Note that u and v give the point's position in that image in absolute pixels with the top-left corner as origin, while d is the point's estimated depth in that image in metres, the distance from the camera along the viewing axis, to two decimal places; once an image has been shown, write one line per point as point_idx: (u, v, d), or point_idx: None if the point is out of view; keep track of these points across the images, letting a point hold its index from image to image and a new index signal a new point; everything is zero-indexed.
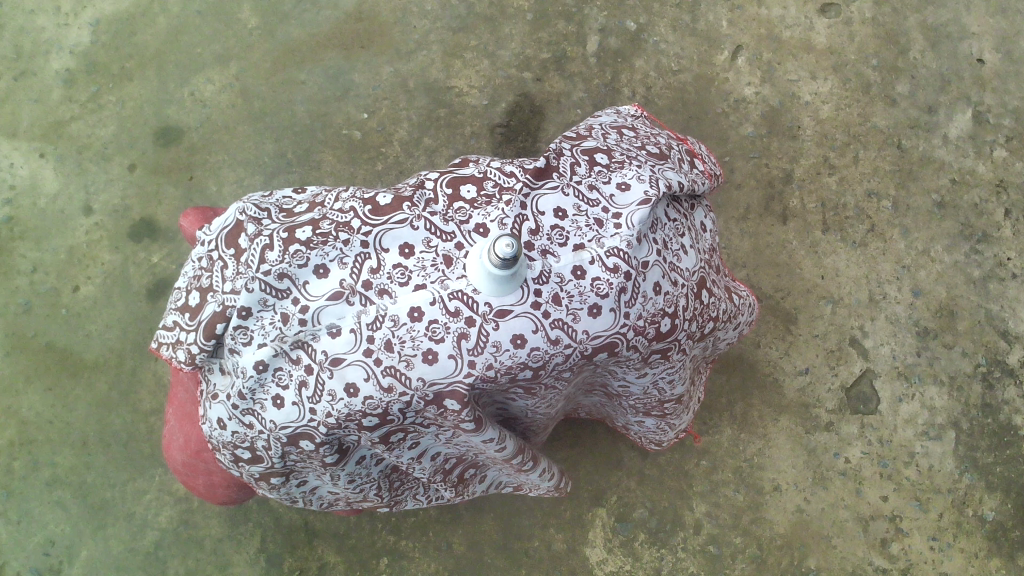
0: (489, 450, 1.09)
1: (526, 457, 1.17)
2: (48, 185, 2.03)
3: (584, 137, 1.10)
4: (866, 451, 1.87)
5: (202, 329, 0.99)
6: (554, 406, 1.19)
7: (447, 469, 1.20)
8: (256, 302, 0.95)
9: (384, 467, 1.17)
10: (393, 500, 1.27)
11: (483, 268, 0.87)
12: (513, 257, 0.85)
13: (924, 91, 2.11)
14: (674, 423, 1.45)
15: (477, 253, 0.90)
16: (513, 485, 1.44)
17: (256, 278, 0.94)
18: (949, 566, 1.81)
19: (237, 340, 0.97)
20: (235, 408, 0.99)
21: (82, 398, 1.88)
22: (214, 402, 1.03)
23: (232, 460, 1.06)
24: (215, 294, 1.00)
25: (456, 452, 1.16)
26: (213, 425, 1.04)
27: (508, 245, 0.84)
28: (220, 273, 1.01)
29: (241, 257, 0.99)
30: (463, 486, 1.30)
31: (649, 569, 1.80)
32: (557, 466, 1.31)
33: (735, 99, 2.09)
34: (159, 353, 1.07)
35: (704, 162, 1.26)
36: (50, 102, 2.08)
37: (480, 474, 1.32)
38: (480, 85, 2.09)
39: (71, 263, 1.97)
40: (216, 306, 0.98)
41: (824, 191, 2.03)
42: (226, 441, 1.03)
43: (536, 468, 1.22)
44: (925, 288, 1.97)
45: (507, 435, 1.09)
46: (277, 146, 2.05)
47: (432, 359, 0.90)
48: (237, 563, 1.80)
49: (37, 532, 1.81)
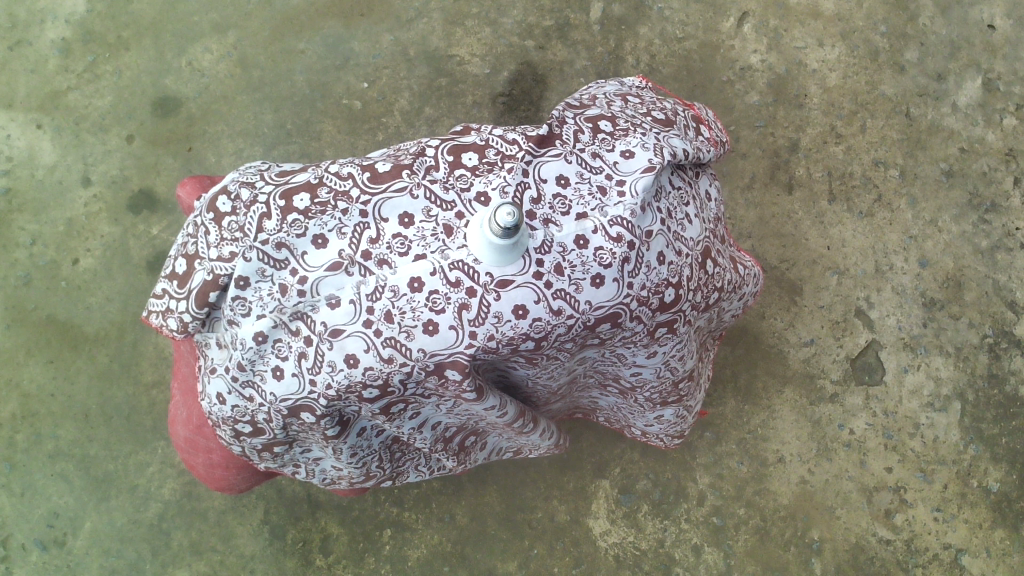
0: (492, 417, 1.08)
1: (527, 420, 1.17)
2: (45, 156, 2.01)
3: (586, 106, 1.07)
4: (870, 423, 1.86)
5: (193, 297, 0.99)
6: (559, 377, 1.17)
7: (448, 437, 1.19)
8: (254, 272, 0.93)
9: (385, 438, 1.16)
10: (394, 471, 1.26)
11: (484, 237, 0.86)
12: (515, 227, 0.83)
13: (934, 58, 2.07)
14: (691, 407, 1.43)
15: (476, 220, 0.88)
16: (513, 450, 1.44)
17: (254, 248, 0.93)
18: (953, 537, 1.81)
19: (235, 312, 0.96)
20: (233, 379, 0.97)
21: (83, 370, 1.88)
22: (212, 376, 1.01)
23: (233, 435, 1.05)
24: (203, 261, 0.99)
25: (458, 422, 1.16)
26: (211, 400, 1.02)
27: (510, 214, 0.82)
28: (205, 239, 1.00)
29: (221, 221, 0.98)
30: (466, 454, 1.30)
31: (652, 540, 1.80)
32: (556, 426, 1.31)
33: (741, 67, 2.06)
34: (149, 322, 1.06)
35: (709, 128, 1.21)
36: (46, 72, 2.06)
37: (480, 441, 1.32)
38: (482, 53, 2.06)
39: (70, 235, 1.96)
40: (205, 274, 0.97)
41: (830, 160, 2.01)
42: (226, 416, 1.02)
43: (536, 429, 1.22)
44: (932, 258, 1.94)
45: (508, 401, 1.08)
46: (277, 116, 2.03)
47: (432, 330, 0.89)
48: (240, 535, 1.80)
49: (41, 504, 1.81)
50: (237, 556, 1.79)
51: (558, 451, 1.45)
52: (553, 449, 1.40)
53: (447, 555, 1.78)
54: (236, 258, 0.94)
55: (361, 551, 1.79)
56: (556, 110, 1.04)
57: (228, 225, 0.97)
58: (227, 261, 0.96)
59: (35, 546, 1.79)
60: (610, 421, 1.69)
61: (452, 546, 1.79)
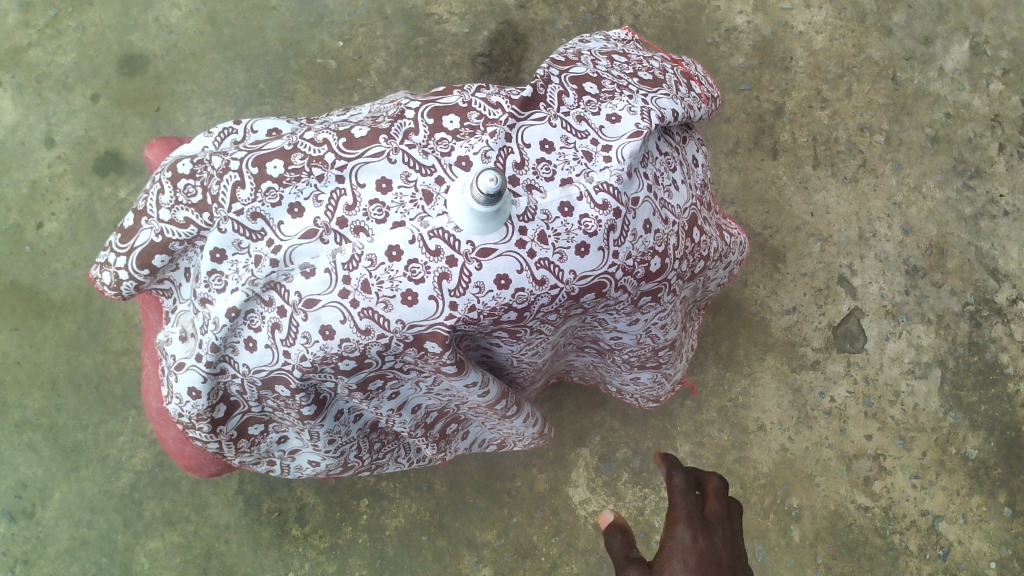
0: (473, 397, 1.05)
1: (510, 403, 1.14)
2: (6, 115, 1.93)
3: (572, 62, 1.02)
4: (851, 390, 1.86)
5: (135, 256, 0.98)
6: (541, 355, 1.13)
7: (428, 423, 1.16)
8: (231, 244, 0.90)
9: (363, 426, 1.14)
10: (374, 463, 1.26)
11: (467, 206, 0.82)
12: (498, 193, 0.79)
13: (922, 22, 2.04)
14: (669, 374, 1.41)
15: (459, 187, 0.84)
16: (496, 442, 1.42)
17: (229, 219, 0.89)
18: (931, 504, 1.81)
19: (212, 288, 0.91)
20: (203, 363, 0.92)
21: (50, 337, 1.83)
22: (181, 371, 0.95)
23: (208, 432, 1.01)
24: (150, 220, 0.98)
25: (439, 405, 1.13)
26: (181, 399, 0.96)
27: (492, 179, 0.78)
28: (157, 198, 0.98)
29: (178, 183, 0.96)
30: (446, 443, 1.26)
31: (632, 508, 1.79)
32: (540, 414, 1.28)
33: (727, 29, 2.01)
34: (89, 273, 1.05)
35: (699, 85, 1.17)
36: (4, 27, 1.96)
37: (462, 429, 1.29)
38: (462, 12, 1.99)
39: (34, 198, 1.89)
40: (153, 234, 0.96)
41: (816, 126, 1.98)
42: (200, 412, 0.97)
43: (519, 414, 1.18)
44: (916, 225, 1.93)
45: (490, 380, 1.04)
46: (248, 75, 1.96)
47: (411, 300, 0.85)
48: (215, 505, 1.77)
49: (9, 475, 1.77)
50: (211, 527, 1.76)
51: (541, 442, 1.42)
52: (538, 441, 1.37)
53: (425, 524, 1.77)
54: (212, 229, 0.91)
55: (337, 521, 1.77)
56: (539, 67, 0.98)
57: (184, 188, 0.95)
58: (180, 226, 0.94)
59: (3, 517, 1.76)
60: (586, 380, 1.68)
61: (430, 515, 1.77)
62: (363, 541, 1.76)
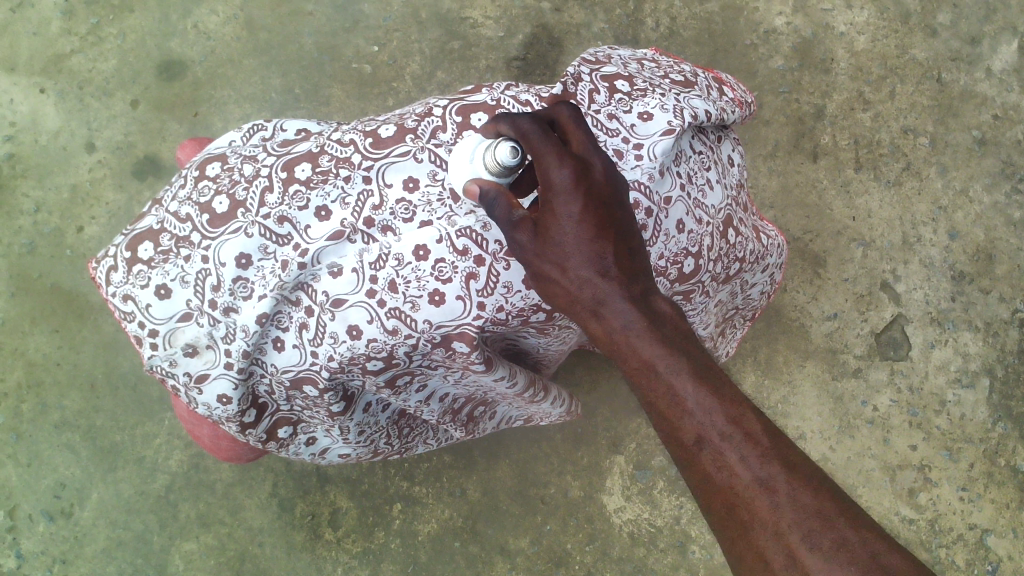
0: (501, 388, 1.04)
1: (538, 389, 1.13)
2: (49, 121, 1.96)
3: (603, 63, 1.01)
4: (894, 399, 1.80)
5: (130, 238, 0.98)
6: (568, 340, 1.12)
7: (456, 409, 1.14)
8: (257, 249, 0.88)
9: (391, 414, 1.13)
10: (404, 447, 1.25)
11: (473, 174, 0.79)
12: (512, 167, 0.75)
13: (968, 21, 1.98)
14: None
15: (470, 150, 0.81)
16: (523, 418, 1.38)
17: (256, 223, 0.88)
18: (979, 518, 1.75)
19: (237, 295, 0.89)
20: (234, 370, 0.91)
21: (89, 339, 1.85)
22: (205, 383, 0.93)
23: (238, 430, 1.01)
24: (159, 209, 0.99)
25: (467, 393, 1.11)
26: (211, 405, 0.96)
27: (510, 152, 0.74)
28: (177, 190, 1.00)
29: (200, 181, 0.98)
30: (473, 425, 1.25)
31: (668, 517, 1.75)
32: (568, 394, 1.26)
33: (766, 30, 1.98)
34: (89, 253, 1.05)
35: (731, 89, 1.16)
36: (48, 35, 2.00)
37: (489, 411, 1.27)
38: (497, 15, 1.98)
39: (75, 202, 1.92)
40: (155, 221, 0.97)
41: (858, 128, 1.93)
42: (231, 416, 0.96)
43: (547, 398, 1.17)
44: (963, 230, 1.87)
45: (518, 372, 1.03)
46: (284, 80, 1.97)
47: (438, 300, 0.84)
48: (249, 508, 1.77)
49: (48, 475, 1.79)
50: (245, 530, 1.76)
51: (570, 415, 1.39)
52: (564, 416, 1.34)
53: (457, 530, 1.75)
54: (233, 234, 0.89)
55: (370, 526, 1.76)
56: (570, 66, 0.97)
57: (201, 188, 0.96)
58: (179, 221, 0.95)
59: (41, 517, 1.77)
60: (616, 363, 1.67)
61: (463, 522, 1.75)
62: (395, 547, 1.75)
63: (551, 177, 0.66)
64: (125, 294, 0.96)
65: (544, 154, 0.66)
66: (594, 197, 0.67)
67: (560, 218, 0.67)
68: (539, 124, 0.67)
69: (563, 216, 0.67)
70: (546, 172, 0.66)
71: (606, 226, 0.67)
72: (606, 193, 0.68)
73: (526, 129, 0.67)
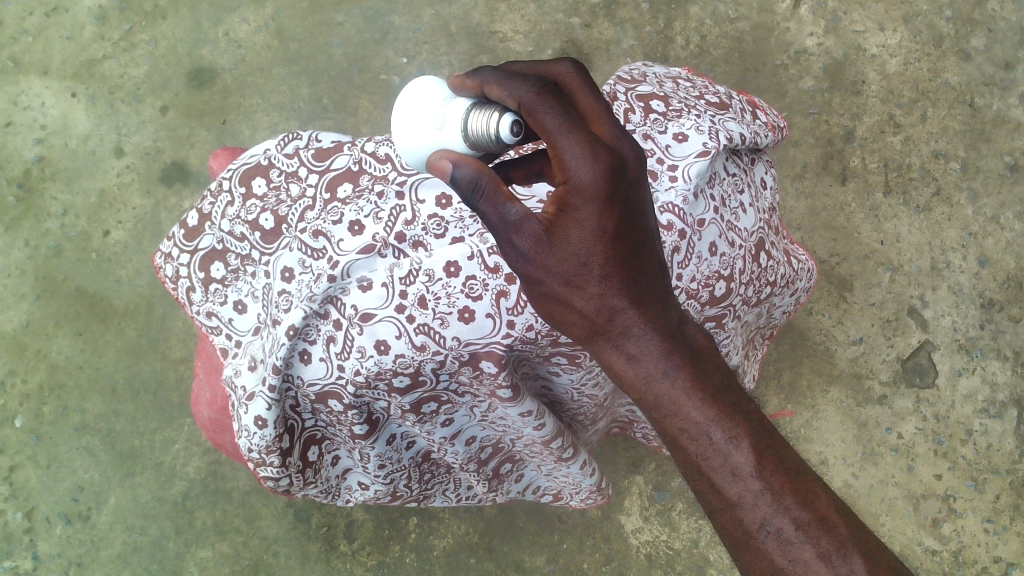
0: (527, 431, 1.03)
1: (567, 444, 1.11)
2: (79, 126, 1.98)
3: (639, 83, 1.02)
4: (920, 427, 1.78)
5: (197, 257, 1.08)
6: (603, 387, 1.10)
7: (482, 459, 1.13)
8: (298, 263, 0.92)
9: (416, 455, 1.12)
10: (421, 495, 1.23)
11: (439, 143, 0.74)
12: (503, 142, 0.70)
13: (1003, 45, 1.94)
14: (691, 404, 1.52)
15: (437, 111, 0.75)
16: (552, 492, 1.38)
17: (295, 238, 0.95)
18: (1005, 551, 1.72)
19: (280, 309, 0.91)
20: (268, 388, 0.90)
21: (111, 344, 1.85)
22: (250, 401, 0.93)
23: (272, 466, 1.00)
24: (214, 225, 1.08)
25: (495, 439, 1.10)
26: (250, 430, 0.95)
27: (508, 129, 0.69)
28: (224, 207, 1.08)
29: (248, 200, 1.05)
30: (498, 482, 1.24)
31: (686, 540, 1.73)
32: (598, 464, 1.24)
33: (797, 51, 1.96)
34: (155, 261, 1.16)
35: (765, 113, 1.15)
36: (81, 40, 2.02)
37: (516, 471, 1.25)
38: (526, 30, 1.98)
39: (102, 207, 1.93)
40: (215, 241, 1.07)
41: (888, 151, 1.91)
42: (266, 444, 0.96)
43: (576, 459, 1.15)
44: (993, 257, 1.84)
45: (547, 418, 1.02)
46: (312, 90, 1.98)
47: (468, 318, 0.82)
48: (265, 517, 1.77)
49: (67, 477, 1.80)
50: (261, 539, 1.76)
51: (601, 500, 1.37)
52: (596, 494, 1.32)
53: (473, 546, 1.74)
54: (282, 251, 0.96)
55: (385, 539, 1.75)
56: (607, 86, 1.00)
57: (248, 207, 1.04)
58: (237, 239, 1.03)
59: (59, 519, 1.78)
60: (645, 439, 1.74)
61: (479, 538, 1.74)
62: (410, 561, 1.74)
63: (570, 170, 0.62)
64: (207, 311, 1.07)
65: (558, 135, 0.62)
66: (616, 192, 0.64)
67: (581, 224, 0.64)
68: (558, 106, 0.63)
69: (585, 219, 0.64)
70: (571, 162, 0.62)
71: (627, 217, 0.65)
72: (631, 176, 0.65)
73: (534, 103, 0.63)
